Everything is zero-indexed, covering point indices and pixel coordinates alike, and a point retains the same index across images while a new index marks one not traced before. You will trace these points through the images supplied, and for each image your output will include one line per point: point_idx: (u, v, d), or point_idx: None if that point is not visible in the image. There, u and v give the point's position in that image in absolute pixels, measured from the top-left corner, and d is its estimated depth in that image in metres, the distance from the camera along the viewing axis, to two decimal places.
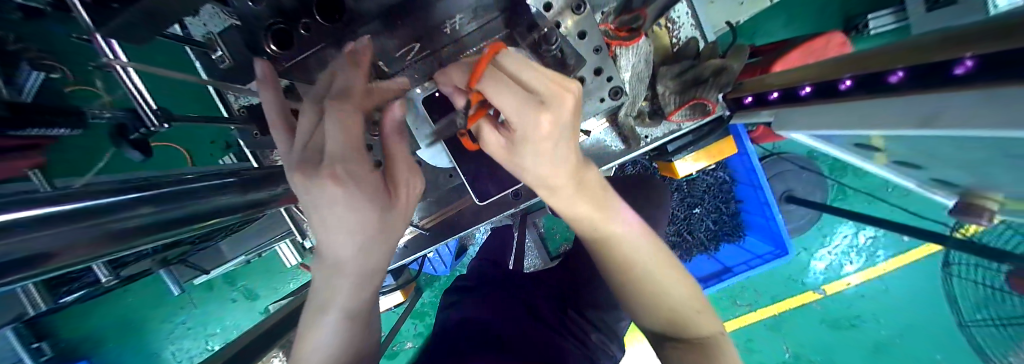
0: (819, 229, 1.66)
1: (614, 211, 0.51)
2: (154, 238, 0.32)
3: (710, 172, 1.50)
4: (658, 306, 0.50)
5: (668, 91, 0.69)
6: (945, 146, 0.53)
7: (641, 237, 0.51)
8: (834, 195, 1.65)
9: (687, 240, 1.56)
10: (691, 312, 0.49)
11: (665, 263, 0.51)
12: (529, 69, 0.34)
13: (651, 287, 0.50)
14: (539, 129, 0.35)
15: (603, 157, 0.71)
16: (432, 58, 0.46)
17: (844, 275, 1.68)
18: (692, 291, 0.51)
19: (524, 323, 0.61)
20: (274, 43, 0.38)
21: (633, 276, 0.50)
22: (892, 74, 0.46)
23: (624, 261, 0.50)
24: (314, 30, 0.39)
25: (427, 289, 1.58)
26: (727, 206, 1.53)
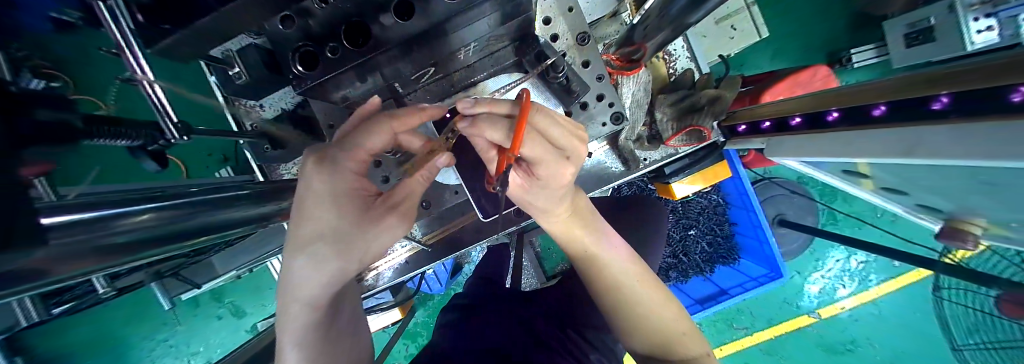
0: (811, 254, 1.69)
1: (605, 242, 0.55)
2: (156, 252, 0.31)
3: (704, 194, 1.52)
4: (648, 329, 0.53)
5: (666, 118, 0.72)
6: (928, 174, 0.55)
7: (631, 265, 0.55)
8: (825, 220, 1.69)
9: (683, 262, 1.57)
10: (681, 336, 0.52)
11: (655, 290, 0.54)
12: (557, 126, 0.35)
13: (640, 311, 0.53)
14: (563, 176, 0.40)
15: (604, 177, 0.73)
16: (445, 81, 0.50)
17: (837, 298, 1.68)
18: (681, 316, 0.54)
19: (520, 340, 0.61)
20: (300, 64, 0.37)
21: (627, 305, 0.53)
22: (875, 108, 0.50)
23: (616, 291, 0.54)
24: (340, 55, 0.37)
25: (419, 308, 1.53)
26: (722, 228, 1.55)
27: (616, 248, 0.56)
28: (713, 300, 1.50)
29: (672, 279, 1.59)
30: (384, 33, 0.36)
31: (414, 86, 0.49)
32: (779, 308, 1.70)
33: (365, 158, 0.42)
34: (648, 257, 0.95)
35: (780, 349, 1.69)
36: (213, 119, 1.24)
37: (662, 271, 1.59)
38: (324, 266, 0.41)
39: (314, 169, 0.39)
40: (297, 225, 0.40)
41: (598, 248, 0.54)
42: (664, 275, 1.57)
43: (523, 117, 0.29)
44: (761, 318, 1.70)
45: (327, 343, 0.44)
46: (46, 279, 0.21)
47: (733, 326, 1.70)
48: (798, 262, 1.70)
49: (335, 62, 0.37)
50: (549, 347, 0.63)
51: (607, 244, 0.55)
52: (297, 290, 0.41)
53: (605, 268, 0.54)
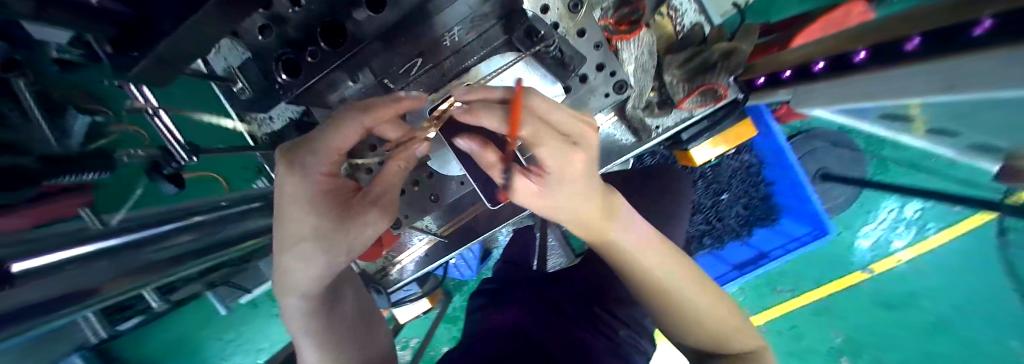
0: (861, 206, 1.58)
1: (648, 248, 0.51)
2: None
3: (735, 155, 1.47)
4: (708, 333, 0.53)
5: (676, 80, 0.68)
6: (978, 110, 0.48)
7: (679, 271, 0.52)
8: (874, 170, 1.55)
9: (716, 228, 1.54)
10: (732, 330, 0.54)
11: (706, 292, 0.53)
12: (557, 110, 0.32)
13: (702, 321, 0.52)
14: (574, 167, 0.36)
15: (614, 152, 0.69)
16: (435, 71, 0.47)
17: (893, 251, 1.57)
18: (731, 311, 0.55)
19: (551, 321, 0.63)
20: (284, 72, 0.42)
21: (677, 311, 0.52)
22: (908, 42, 0.42)
23: (667, 300, 0.52)
24: (318, 58, 0.42)
25: (456, 295, 1.60)
26: (756, 190, 1.48)
27: (662, 254, 0.52)
28: (753, 265, 1.45)
29: (706, 246, 1.57)
30: (357, 31, 0.41)
31: (404, 80, 0.47)
32: (825, 267, 1.63)
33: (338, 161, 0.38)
34: (675, 228, 0.92)
35: (828, 309, 1.63)
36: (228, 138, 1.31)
37: (695, 239, 1.56)
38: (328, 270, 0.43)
39: (283, 174, 0.37)
40: (288, 238, 0.41)
41: (643, 257, 0.50)
42: (698, 242, 1.56)
43: (518, 109, 0.28)
44: (807, 279, 1.64)
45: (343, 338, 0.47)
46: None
47: (776, 289, 1.66)
48: (846, 217, 1.60)
49: (316, 65, 0.42)
50: (573, 325, 0.64)
51: (652, 251, 0.51)
52: (307, 289, 0.44)
53: (654, 278, 0.51)
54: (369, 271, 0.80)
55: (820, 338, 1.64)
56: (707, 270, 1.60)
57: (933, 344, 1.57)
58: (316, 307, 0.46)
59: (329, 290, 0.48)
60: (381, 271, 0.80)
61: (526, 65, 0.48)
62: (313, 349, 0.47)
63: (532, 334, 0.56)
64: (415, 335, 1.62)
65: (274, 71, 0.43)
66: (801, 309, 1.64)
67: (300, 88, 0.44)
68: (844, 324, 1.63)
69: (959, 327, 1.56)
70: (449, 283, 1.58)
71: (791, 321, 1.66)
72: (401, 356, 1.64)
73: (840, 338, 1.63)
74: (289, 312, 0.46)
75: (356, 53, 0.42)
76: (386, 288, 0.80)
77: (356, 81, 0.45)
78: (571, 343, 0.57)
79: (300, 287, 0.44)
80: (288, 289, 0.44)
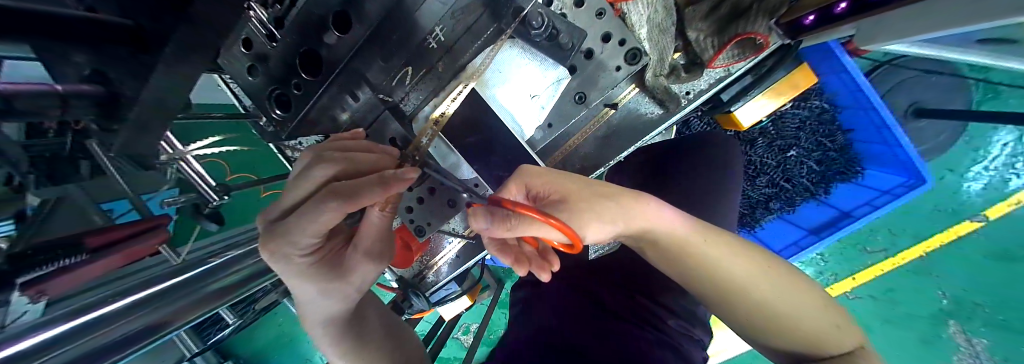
0: (968, 143, 1.31)
1: (686, 227, 0.41)
2: (189, 314, 0.37)
3: (802, 103, 1.22)
4: (785, 327, 0.40)
5: (703, 35, 0.59)
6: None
7: (733, 251, 0.41)
8: (981, 96, 1.26)
9: (785, 190, 1.32)
10: (827, 329, 0.39)
11: (780, 278, 0.40)
12: (540, 179, 0.39)
13: (772, 309, 0.39)
14: (566, 183, 0.39)
15: (638, 129, 0.62)
16: (432, 76, 0.46)
17: (1011, 192, 1.30)
18: (821, 302, 0.40)
19: (596, 320, 0.60)
20: (277, 107, 0.46)
21: (738, 301, 0.41)
22: None
23: (719, 288, 0.41)
24: (302, 89, 0.43)
25: (507, 281, 1.63)
26: (833, 140, 1.24)
27: (707, 234, 0.41)
28: (833, 228, 1.29)
29: (775, 211, 1.38)
30: (331, 53, 0.41)
31: (402, 90, 0.48)
32: (928, 220, 1.36)
33: (319, 232, 0.34)
34: (730, 200, 0.81)
35: (930, 269, 1.37)
36: (274, 162, 1.48)
37: (760, 205, 1.37)
38: (345, 297, 0.43)
39: (262, 237, 0.34)
40: (291, 281, 0.40)
41: (679, 236, 0.41)
42: (762, 208, 1.37)
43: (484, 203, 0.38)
44: (904, 234, 1.39)
45: (371, 354, 0.49)
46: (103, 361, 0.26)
47: (866, 249, 1.42)
48: (949, 157, 1.33)
49: (303, 96, 0.44)
50: (625, 320, 0.61)
51: (691, 229, 0.41)
52: (328, 317, 0.46)
53: (695, 261, 0.41)
54: (408, 276, 0.83)
55: (924, 303, 1.39)
56: (776, 237, 1.46)
57: None
58: (345, 332, 0.47)
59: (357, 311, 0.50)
60: (419, 274, 0.83)
61: (516, 47, 0.48)
62: None
63: (577, 338, 0.53)
64: (475, 320, 1.72)
65: (268, 107, 0.46)
66: (896, 270, 1.39)
67: (292, 121, 0.46)
68: (953, 284, 1.37)
69: None
70: (500, 270, 1.63)
71: (885, 285, 1.40)
72: (463, 340, 1.75)
73: (946, 299, 1.37)
74: (321, 339, 0.48)
75: (337, 76, 0.42)
76: (424, 289, 0.84)
77: (357, 99, 0.45)
78: (623, 337, 0.56)
79: (324, 316, 0.44)
80: (310, 319, 0.46)
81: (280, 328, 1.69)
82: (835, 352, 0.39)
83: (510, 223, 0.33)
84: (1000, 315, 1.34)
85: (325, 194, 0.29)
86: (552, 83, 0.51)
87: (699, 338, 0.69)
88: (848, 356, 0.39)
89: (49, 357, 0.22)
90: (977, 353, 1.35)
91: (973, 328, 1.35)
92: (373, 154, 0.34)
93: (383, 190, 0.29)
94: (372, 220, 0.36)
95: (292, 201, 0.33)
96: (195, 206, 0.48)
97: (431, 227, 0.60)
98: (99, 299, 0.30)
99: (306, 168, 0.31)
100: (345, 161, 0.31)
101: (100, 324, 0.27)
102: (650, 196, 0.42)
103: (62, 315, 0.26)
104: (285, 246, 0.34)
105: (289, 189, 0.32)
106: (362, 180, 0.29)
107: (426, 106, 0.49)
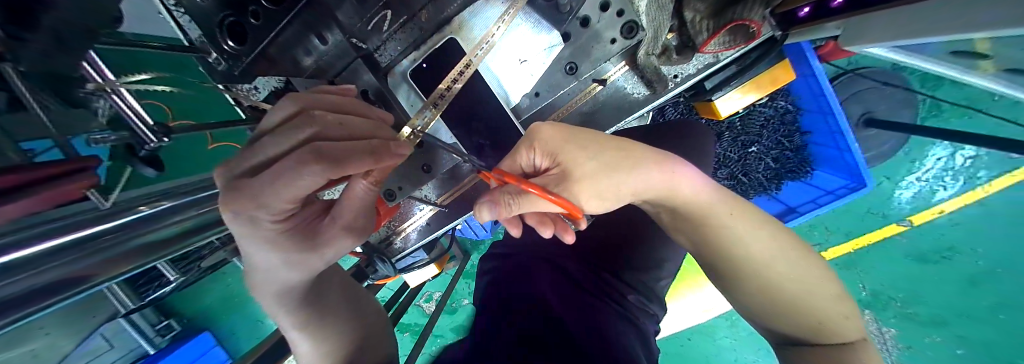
0: (907, 153, 1.45)
1: (714, 200, 0.44)
2: (131, 266, 0.33)
3: (769, 103, 1.28)
4: (793, 309, 0.43)
5: (699, 16, 0.56)
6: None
7: (755, 228, 0.43)
8: (927, 112, 1.38)
9: (742, 183, 1.41)
10: (833, 317, 0.42)
11: (793, 257, 0.43)
12: (561, 137, 0.40)
13: (783, 287, 0.42)
14: (582, 143, 0.40)
15: (624, 107, 0.60)
16: (412, 25, 0.44)
17: (935, 202, 1.47)
18: (830, 289, 0.43)
19: (562, 291, 0.63)
20: (230, 38, 0.43)
21: (748, 276, 0.44)
22: None
23: (734, 262, 0.44)
24: (260, 18, 0.41)
25: (474, 253, 1.68)
26: (790, 140, 1.33)
27: (730, 207, 0.44)
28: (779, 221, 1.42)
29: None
30: None
31: (378, 38, 0.45)
32: (861, 220, 1.53)
33: (289, 204, 0.32)
34: None
35: (858, 264, 1.56)
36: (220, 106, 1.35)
37: None
38: (304, 269, 0.40)
39: (222, 202, 0.29)
40: (244, 246, 0.37)
41: (704, 207, 0.44)
42: None
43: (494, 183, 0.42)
44: (838, 232, 1.56)
45: (327, 326, 0.47)
46: (60, 294, 0.24)
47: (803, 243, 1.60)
48: (887, 166, 1.47)
49: (261, 28, 0.42)
50: (590, 293, 0.65)
51: (716, 201, 0.44)
52: (281, 288, 0.42)
53: (717, 232, 0.44)
54: (373, 241, 0.81)
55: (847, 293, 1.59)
56: None
57: (967, 296, 1.51)
58: (307, 297, 0.45)
59: (319, 282, 0.47)
60: (386, 240, 0.81)
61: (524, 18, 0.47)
62: (305, 340, 0.47)
63: (534, 306, 0.55)
64: (439, 289, 1.76)
65: (218, 38, 0.43)
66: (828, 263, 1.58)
67: (246, 55, 0.44)
68: (877, 279, 1.56)
69: (991, 280, 1.48)
70: (467, 242, 1.65)
71: None
72: (426, 307, 1.80)
73: (866, 292, 1.58)
74: (275, 308, 0.45)
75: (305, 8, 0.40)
76: (391, 255, 0.84)
77: (324, 42, 0.43)
78: (591, 311, 0.59)
79: (282, 284, 0.42)
80: (262, 286, 0.42)
81: (231, 287, 1.65)
82: (839, 341, 0.42)
83: (510, 208, 0.37)
84: (908, 309, 1.56)
85: (306, 155, 0.26)
86: (546, 48, 0.48)
87: (654, 313, 0.74)
88: (847, 345, 0.42)
89: (12, 281, 0.20)
90: (885, 339, 1.59)
91: (884, 318, 1.58)
92: (368, 119, 0.33)
93: (373, 162, 0.29)
94: (356, 194, 0.35)
95: (252, 157, 0.30)
96: (128, 146, 0.42)
97: (403, 192, 0.59)
98: (37, 231, 0.26)
99: (342, 156, 0.28)
100: (386, 164, 0.31)
101: (53, 256, 0.24)
102: (688, 167, 0.44)
103: (4, 241, 0.23)
104: (249, 217, 0.32)
105: (308, 176, 0.27)
106: (353, 147, 0.28)
107: (404, 60, 0.47)
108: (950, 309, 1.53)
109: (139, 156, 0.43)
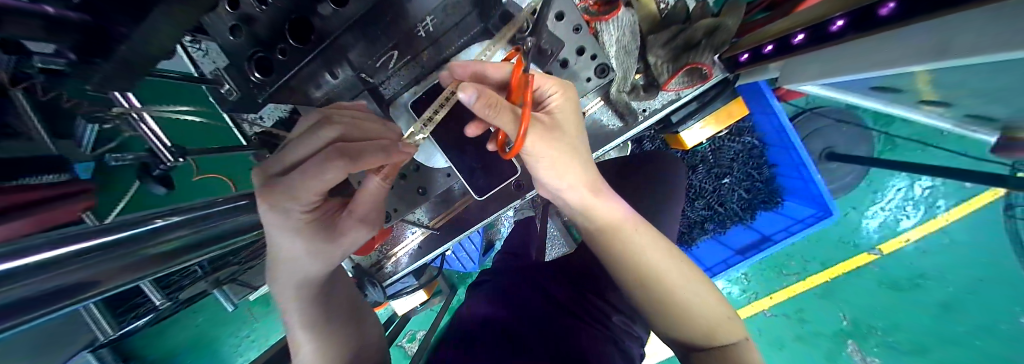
0: (869, 185, 1.58)
1: (619, 217, 0.49)
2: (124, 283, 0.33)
3: (737, 138, 1.42)
4: (683, 314, 0.46)
5: (661, 61, 0.67)
6: (971, 76, 0.49)
7: (646, 238, 0.48)
8: (884, 146, 1.55)
9: (719, 213, 1.50)
10: (717, 321, 0.46)
11: (680, 265, 0.48)
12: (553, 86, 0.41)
13: (673, 293, 0.46)
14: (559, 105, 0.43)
15: (601, 137, 0.67)
16: (414, 63, 0.51)
17: (900, 231, 1.57)
18: (715, 297, 0.47)
19: (532, 315, 0.62)
20: (257, 70, 0.47)
21: (647, 284, 0.47)
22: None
23: (637, 275, 0.47)
24: (287, 55, 0.45)
25: (461, 287, 1.64)
26: (760, 172, 1.44)
27: (627, 218, 0.49)
28: (755, 249, 1.49)
29: (709, 231, 1.55)
30: (323, 24, 0.44)
31: (384, 74, 0.51)
32: (834, 249, 1.63)
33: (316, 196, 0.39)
34: (675, 213, 0.89)
35: (836, 291, 1.63)
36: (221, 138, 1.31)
37: (697, 225, 1.54)
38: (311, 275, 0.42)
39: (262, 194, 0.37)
40: None
41: (604, 217, 0.49)
42: (699, 228, 1.53)
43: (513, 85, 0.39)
44: (814, 261, 1.64)
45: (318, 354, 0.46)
46: None
47: (782, 273, 1.66)
48: (852, 197, 1.60)
49: (286, 63, 0.46)
50: (576, 317, 0.66)
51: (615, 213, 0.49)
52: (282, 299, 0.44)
53: (616, 240, 0.48)
54: (364, 265, 0.81)
55: (829, 321, 1.64)
56: (710, 255, 1.65)
57: (942, 323, 1.57)
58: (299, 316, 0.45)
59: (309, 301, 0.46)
60: (377, 264, 0.81)
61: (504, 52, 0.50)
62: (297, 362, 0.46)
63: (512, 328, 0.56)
64: (422, 327, 1.68)
65: (246, 70, 0.47)
66: (808, 292, 1.65)
67: (271, 86, 0.48)
68: (856, 306, 1.63)
69: (966, 306, 1.56)
70: (453, 275, 1.62)
71: (797, 305, 1.66)
72: (408, 348, 1.70)
73: (846, 320, 1.63)
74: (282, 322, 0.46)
75: (324, 50, 0.45)
76: (381, 280, 0.81)
77: (336, 76, 0.49)
78: (569, 330, 0.60)
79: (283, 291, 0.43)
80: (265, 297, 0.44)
81: (197, 328, 1.52)
82: (724, 342, 0.45)
83: (496, 106, 0.34)
84: (889, 337, 1.61)
85: (332, 153, 0.34)
86: None
87: (639, 334, 0.74)
88: (732, 346, 0.45)
89: None
90: None
91: (868, 348, 1.61)
92: (380, 126, 0.41)
93: (384, 155, 0.36)
94: (370, 189, 0.43)
95: (290, 159, 0.37)
96: (144, 167, 0.45)
97: (397, 214, 0.61)
98: None
99: (359, 152, 0.35)
100: (395, 158, 0.38)
101: None
102: (602, 192, 0.49)
103: None
104: (288, 206, 0.38)
105: (332, 169, 0.34)
106: (367, 145, 0.35)
107: (405, 93, 0.53)
108: (929, 336, 1.59)
109: (154, 175, 0.47)
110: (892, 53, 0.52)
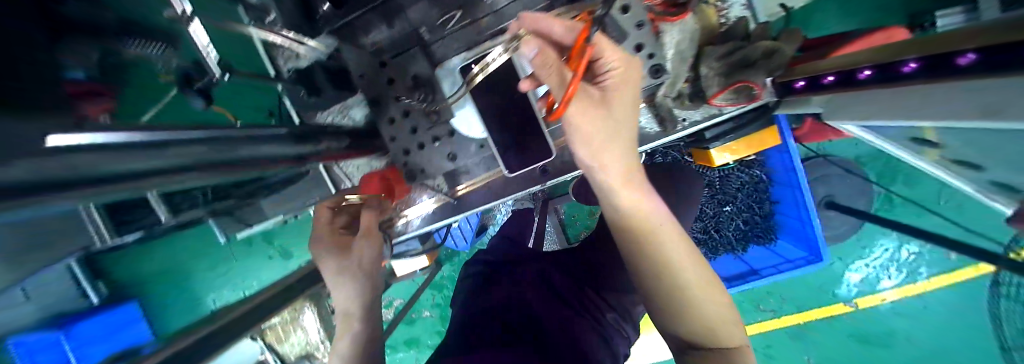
0: (858, 240, 1.59)
1: (652, 208, 0.49)
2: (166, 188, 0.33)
3: (745, 168, 1.42)
4: (694, 311, 0.46)
5: (713, 73, 0.63)
6: (1012, 143, 0.50)
7: (674, 234, 0.48)
8: (880, 205, 1.54)
9: (713, 239, 1.51)
10: (723, 324, 0.47)
11: (699, 264, 0.49)
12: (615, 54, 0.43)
13: (689, 290, 0.47)
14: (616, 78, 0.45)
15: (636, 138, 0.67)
16: (471, 25, 0.56)
17: (879, 289, 1.59)
18: (723, 301, 0.48)
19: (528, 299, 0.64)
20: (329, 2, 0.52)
21: (666, 276, 0.47)
22: (958, 56, 0.40)
23: (659, 265, 0.47)
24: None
25: (446, 264, 1.66)
26: (760, 206, 1.44)
27: (658, 211, 0.49)
28: (742, 280, 1.50)
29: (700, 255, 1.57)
30: None
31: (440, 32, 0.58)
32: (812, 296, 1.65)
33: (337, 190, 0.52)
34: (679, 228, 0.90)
35: (808, 336, 1.66)
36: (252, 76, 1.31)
37: None
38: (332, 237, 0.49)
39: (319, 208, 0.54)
40: None
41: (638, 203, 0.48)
42: None
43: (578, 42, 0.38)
44: (791, 304, 1.67)
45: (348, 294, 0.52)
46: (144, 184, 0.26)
47: (759, 308, 1.69)
48: (843, 249, 1.60)
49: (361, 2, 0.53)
50: (568, 306, 0.67)
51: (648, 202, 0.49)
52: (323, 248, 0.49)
53: (647, 230, 0.48)
54: None
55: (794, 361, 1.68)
56: None
57: None
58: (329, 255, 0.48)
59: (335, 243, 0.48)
60: None
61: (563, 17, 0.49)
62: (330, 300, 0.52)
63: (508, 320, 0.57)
64: (401, 296, 1.71)
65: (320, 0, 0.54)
66: (780, 330, 1.69)
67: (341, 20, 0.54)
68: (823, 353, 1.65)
69: None
70: (442, 251, 1.64)
71: (766, 341, 1.70)
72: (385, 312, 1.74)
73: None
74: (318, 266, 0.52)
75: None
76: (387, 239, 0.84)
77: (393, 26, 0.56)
78: (561, 320, 0.61)
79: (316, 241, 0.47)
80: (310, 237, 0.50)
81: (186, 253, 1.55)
82: (727, 345, 0.46)
83: (544, 64, 0.39)
84: None
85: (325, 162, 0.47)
86: None
87: (629, 335, 0.76)
88: (733, 350, 0.46)
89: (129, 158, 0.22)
90: None
91: None
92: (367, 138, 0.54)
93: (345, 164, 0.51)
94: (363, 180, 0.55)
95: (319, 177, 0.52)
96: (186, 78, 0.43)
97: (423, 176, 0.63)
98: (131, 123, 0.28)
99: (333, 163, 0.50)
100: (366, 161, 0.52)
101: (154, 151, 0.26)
102: (636, 179, 0.49)
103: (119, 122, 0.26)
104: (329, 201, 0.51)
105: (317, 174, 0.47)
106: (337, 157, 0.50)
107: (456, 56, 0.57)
108: None
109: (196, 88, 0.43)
110: (922, 108, 0.53)
